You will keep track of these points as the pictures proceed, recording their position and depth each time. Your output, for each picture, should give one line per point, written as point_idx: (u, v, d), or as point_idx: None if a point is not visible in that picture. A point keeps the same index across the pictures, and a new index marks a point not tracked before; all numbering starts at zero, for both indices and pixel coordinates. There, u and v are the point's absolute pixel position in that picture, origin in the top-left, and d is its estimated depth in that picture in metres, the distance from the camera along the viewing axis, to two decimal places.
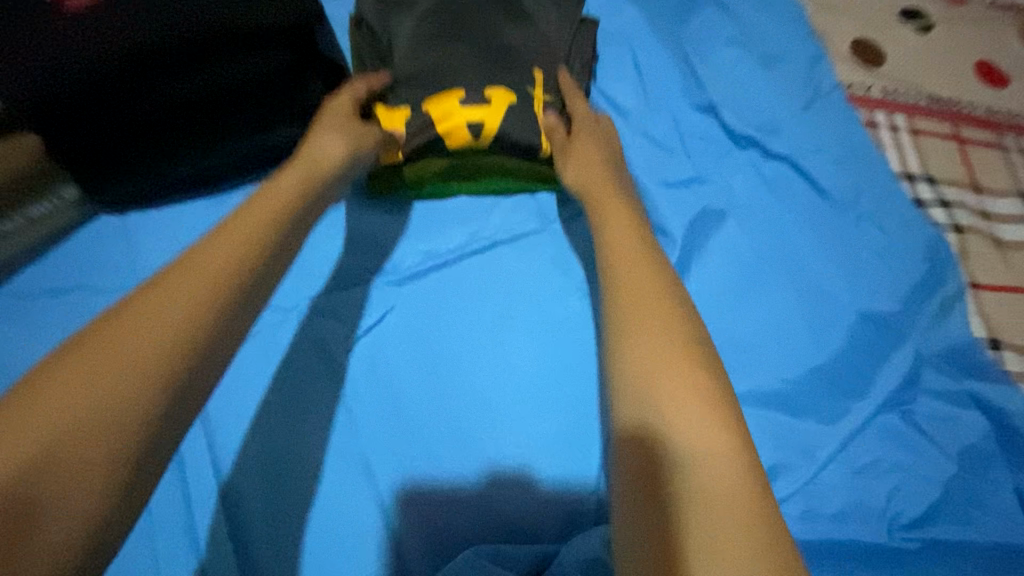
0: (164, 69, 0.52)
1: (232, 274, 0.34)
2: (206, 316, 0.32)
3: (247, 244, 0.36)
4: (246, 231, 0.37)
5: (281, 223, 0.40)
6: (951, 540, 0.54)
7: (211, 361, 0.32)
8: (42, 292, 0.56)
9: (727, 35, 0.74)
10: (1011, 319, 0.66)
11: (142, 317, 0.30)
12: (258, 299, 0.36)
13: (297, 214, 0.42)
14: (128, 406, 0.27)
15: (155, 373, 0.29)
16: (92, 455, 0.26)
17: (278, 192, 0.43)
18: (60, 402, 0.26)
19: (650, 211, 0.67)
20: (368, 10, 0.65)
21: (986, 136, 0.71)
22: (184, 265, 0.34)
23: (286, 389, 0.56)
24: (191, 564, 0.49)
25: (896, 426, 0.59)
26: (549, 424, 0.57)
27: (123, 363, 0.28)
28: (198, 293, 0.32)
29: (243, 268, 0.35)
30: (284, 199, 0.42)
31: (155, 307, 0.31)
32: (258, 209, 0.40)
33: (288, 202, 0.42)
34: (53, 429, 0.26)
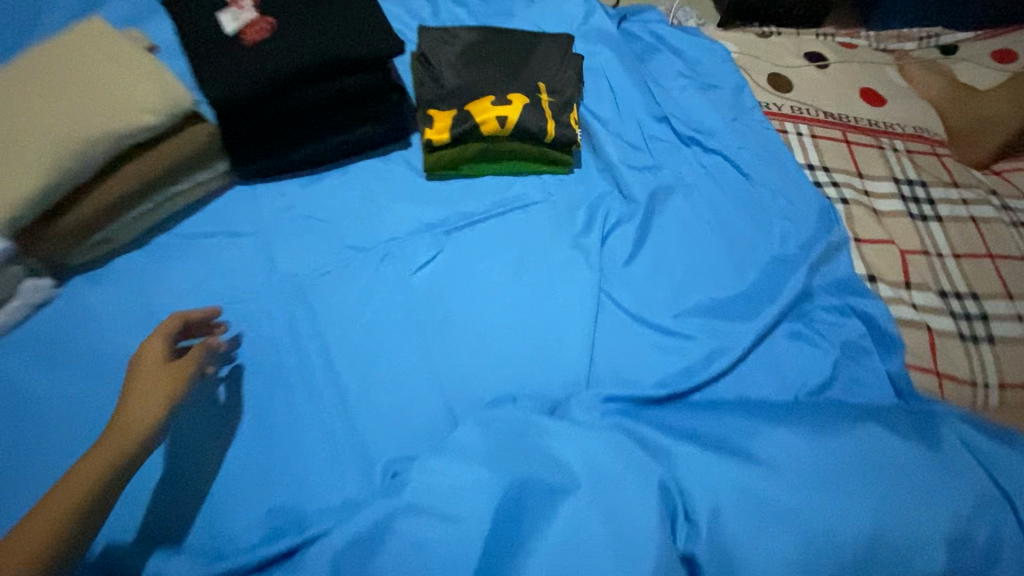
0: (304, 83, 0.81)
1: (119, 452, 0.54)
2: (92, 478, 0.52)
3: (127, 426, 0.56)
4: (133, 414, 0.57)
5: (157, 378, 0.60)
6: (843, 398, 0.76)
7: (92, 521, 0.51)
8: (201, 234, 0.83)
9: (677, 70, 1.06)
10: (887, 262, 0.93)
11: (71, 480, 0.52)
12: (135, 462, 0.56)
13: (157, 357, 0.62)
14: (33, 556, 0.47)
15: (62, 535, 0.49)
16: None
17: (154, 350, 0.63)
18: (14, 551, 0.47)
19: (624, 185, 0.93)
20: (426, 45, 0.94)
21: (865, 141, 1.04)
22: (86, 456, 0.53)
23: (362, 288, 0.82)
24: (306, 393, 0.74)
25: (797, 329, 0.84)
26: (553, 315, 0.83)
27: (38, 527, 0.48)
28: (92, 472, 0.52)
29: (124, 445, 0.55)
30: (157, 356, 0.62)
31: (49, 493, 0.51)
32: (135, 374, 0.60)
33: (162, 357, 0.62)
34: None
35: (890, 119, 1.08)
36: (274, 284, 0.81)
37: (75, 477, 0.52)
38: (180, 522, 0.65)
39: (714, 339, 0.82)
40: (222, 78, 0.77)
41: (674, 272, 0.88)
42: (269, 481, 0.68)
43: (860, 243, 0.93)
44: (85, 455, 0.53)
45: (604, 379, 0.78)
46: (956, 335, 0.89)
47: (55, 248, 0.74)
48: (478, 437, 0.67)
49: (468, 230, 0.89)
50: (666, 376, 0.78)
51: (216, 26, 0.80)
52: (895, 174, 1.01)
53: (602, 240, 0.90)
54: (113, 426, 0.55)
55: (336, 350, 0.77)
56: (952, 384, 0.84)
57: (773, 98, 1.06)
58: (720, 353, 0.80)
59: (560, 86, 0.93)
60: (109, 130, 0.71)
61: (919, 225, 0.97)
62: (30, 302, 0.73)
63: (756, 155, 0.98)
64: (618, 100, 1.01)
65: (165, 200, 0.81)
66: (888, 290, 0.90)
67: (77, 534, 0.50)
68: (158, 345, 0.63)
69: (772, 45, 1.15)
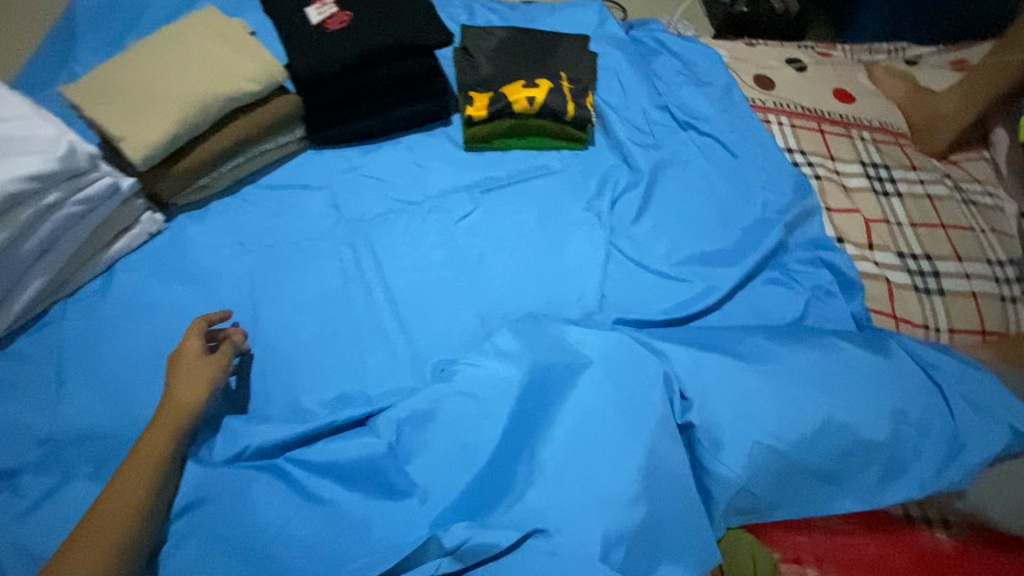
0: (372, 65, 0.99)
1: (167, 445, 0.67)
2: (148, 467, 0.65)
3: (170, 421, 0.69)
4: (176, 409, 0.70)
5: (193, 373, 0.73)
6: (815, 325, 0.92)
7: (156, 503, 0.65)
8: (279, 186, 1.00)
9: (675, 69, 1.25)
10: (854, 227, 1.10)
11: (132, 475, 0.65)
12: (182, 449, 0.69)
13: (192, 351, 0.75)
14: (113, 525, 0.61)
15: (132, 511, 0.63)
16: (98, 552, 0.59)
17: (189, 348, 0.76)
18: (97, 526, 0.61)
19: (631, 158, 1.10)
20: (468, 41, 1.13)
21: (836, 130, 1.22)
22: (138, 452, 0.66)
23: (412, 232, 0.98)
24: (368, 310, 0.89)
25: (776, 276, 1.00)
26: (573, 257, 0.98)
27: (112, 507, 0.62)
28: (147, 464, 0.66)
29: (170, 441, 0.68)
30: (193, 353, 0.75)
31: (117, 484, 0.64)
32: (176, 370, 0.74)
33: (197, 353, 0.76)
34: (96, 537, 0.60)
35: (858, 114, 1.26)
36: (340, 226, 0.97)
37: (145, 451, 0.67)
38: (269, 401, 0.80)
39: (707, 281, 0.97)
40: (307, 57, 0.95)
41: (673, 229, 1.04)
42: (339, 373, 0.83)
43: (830, 211, 1.10)
44: (149, 431, 0.68)
45: (612, 309, 0.93)
46: (912, 287, 1.04)
47: (169, 187, 0.90)
48: (515, 342, 0.80)
49: (500, 189, 1.05)
50: (666, 309, 0.94)
51: (304, 19, 0.99)
52: (861, 158, 1.18)
53: (613, 202, 1.06)
54: (166, 407, 0.70)
55: (392, 277, 0.93)
56: (907, 325, 1.00)
57: (758, 95, 1.25)
58: (712, 291, 0.95)
59: (578, 76, 1.12)
60: (221, 93, 0.89)
61: (881, 199, 1.14)
62: (149, 231, 0.90)
63: (743, 138, 1.15)
64: (626, 91, 1.19)
65: (254, 155, 0.98)
66: (853, 249, 1.06)
67: (159, 487, 0.66)
68: (194, 343, 0.76)
69: (758, 52, 1.34)
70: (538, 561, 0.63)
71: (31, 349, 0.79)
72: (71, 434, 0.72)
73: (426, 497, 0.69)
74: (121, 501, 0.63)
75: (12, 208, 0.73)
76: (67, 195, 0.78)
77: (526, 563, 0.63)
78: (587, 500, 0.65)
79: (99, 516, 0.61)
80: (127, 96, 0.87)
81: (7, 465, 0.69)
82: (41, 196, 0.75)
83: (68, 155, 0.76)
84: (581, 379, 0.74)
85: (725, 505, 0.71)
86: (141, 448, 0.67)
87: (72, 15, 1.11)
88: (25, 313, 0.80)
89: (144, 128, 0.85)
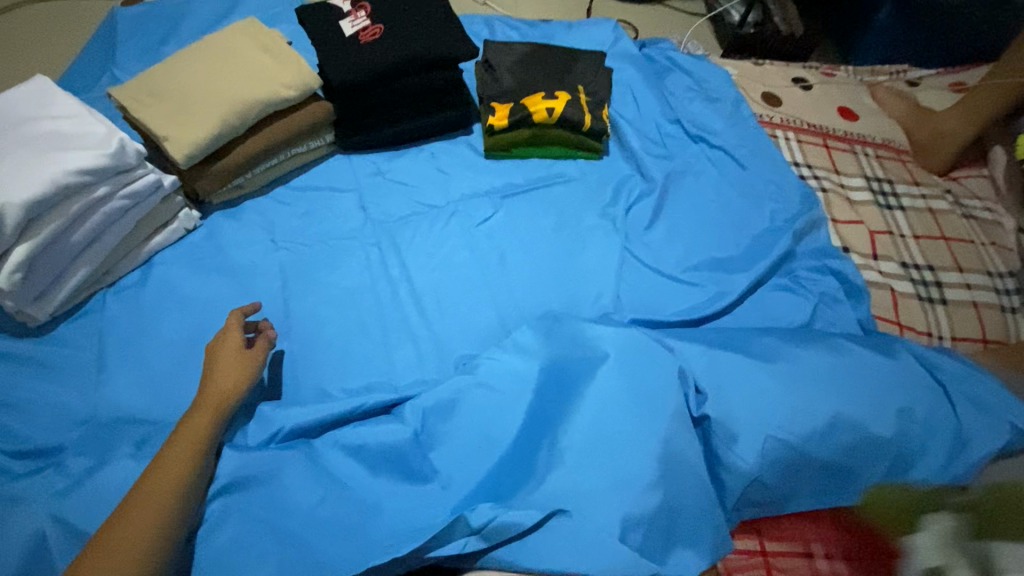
0: (401, 74, 1.04)
1: (209, 427, 0.70)
2: (191, 447, 0.67)
3: (214, 405, 0.72)
4: (218, 395, 0.73)
5: (236, 363, 0.76)
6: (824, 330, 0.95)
7: (197, 485, 0.66)
8: (309, 188, 1.04)
9: (687, 86, 1.30)
10: (859, 238, 1.14)
11: (174, 454, 0.66)
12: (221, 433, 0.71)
13: (235, 344, 0.78)
14: (157, 503, 0.62)
15: (175, 489, 0.63)
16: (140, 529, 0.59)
17: (231, 340, 0.79)
18: (139, 504, 0.61)
19: (644, 167, 1.15)
20: (490, 55, 1.19)
21: (841, 146, 1.27)
22: (182, 432, 0.68)
23: (436, 234, 1.02)
24: (394, 307, 0.93)
25: (785, 282, 1.03)
26: (590, 259, 1.02)
27: (157, 483, 0.63)
28: (191, 444, 0.67)
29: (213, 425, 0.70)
30: (234, 344, 0.78)
31: (160, 464, 0.65)
32: (219, 359, 0.76)
33: (237, 345, 0.78)
34: (141, 516, 0.60)
35: (862, 131, 1.31)
36: (366, 227, 1.01)
37: (186, 432, 0.69)
38: (299, 390, 0.83)
39: (719, 286, 1.01)
40: (340, 67, 1.00)
41: (685, 236, 1.08)
42: (366, 364, 0.86)
43: (836, 223, 1.14)
44: (191, 413, 0.71)
45: (627, 310, 0.96)
46: (915, 296, 1.08)
47: (207, 185, 0.94)
48: (535, 337, 0.83)
49: (519, 194, 1.10)
50: (679, 311, 0.97)
51: (337, 31, 1.05)
52: (865, 173, 1.23)
53: (627, 209, 1.10)
54: (208, 393, 0.72)
55: (416, 276, 0.97)
56: (912, 332, 1.03)
57: (765, 111, 1.30)
58: (724, 295, 0.99)
59: (595, 89, 1.17)
60: (260, 98, 0.94)
61: (885, 212, 1.18)
62: (185, 227, 0.94)
63: (752, 151, 1.20)
64: (640, 105, 1.25)
65: (286, 158, 1.02)
66: (858, 259, 1.10)
67: (198, 470, 0.67)
68: (234, 336, 0.79)
69: (766, 71, 1.39)
70: (559, 542, 0.66)
71: (73, 335, 0.82)
72: (112, 414, 0.75)
73: (449, 483, 0.72)
74: (165, 479, 0.64)
75: (64, 200, 0.78)
76: (114, 189, 0.82)
77: (548, 544, 0.66)
78: (607, 484, 0.68)
79: (145, 488, 0.63)
80: (172, 99, 0.92)
81: (51, 443, 0.72)
82: (90, 189, 0.80)
83: (117, 152, 0.80)
84: (600, 370, 0.77)
85: (738, 496, 0.74)
86: (184, 429, 0.69)
87: (114, 24, 1.17)
88: (68, 300, 0.84)
89: (187, 129, 0.90)
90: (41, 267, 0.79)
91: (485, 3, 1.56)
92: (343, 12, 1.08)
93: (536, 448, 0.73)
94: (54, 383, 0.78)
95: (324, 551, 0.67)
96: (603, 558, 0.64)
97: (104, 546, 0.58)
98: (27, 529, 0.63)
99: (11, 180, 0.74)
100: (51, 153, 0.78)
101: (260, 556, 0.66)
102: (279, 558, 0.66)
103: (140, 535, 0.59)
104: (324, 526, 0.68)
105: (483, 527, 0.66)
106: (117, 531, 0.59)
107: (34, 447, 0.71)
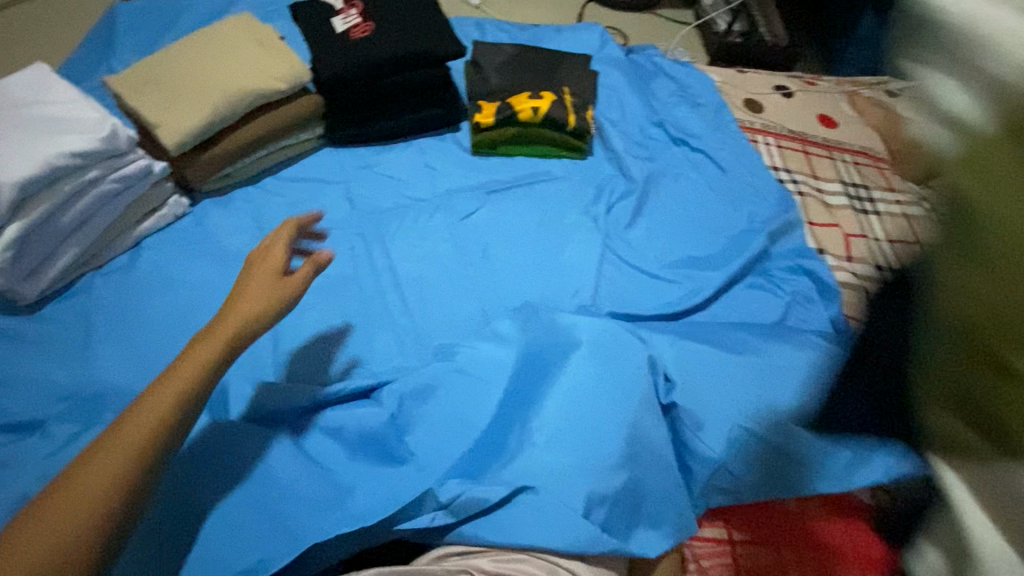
0: (390, 70, 1.07)
1: (202, 373, 0.65)
2: (175, 393, 0.62)
3: (217, 348, 0.67)
4: (225, 336, 0.68)
5: (259, 303, 0.72)
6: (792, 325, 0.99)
7: (174, 440, 0.61)
8: (298, 179, 1.07)
9: (671, 90, 1.34)
10: (834, 240, 1.17)
11: (160, 395, 0.62)
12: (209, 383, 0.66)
13: (275, 267, 0.75)
14: (127, 451, 0.57)
15: (146, 438, 0.58)
16: (104, 473, 0.55)
17: (272, 256, 0.74)
18: (115, 446, 0.57)
19: (627, 167, 1.18)
20: (479, 55, 1.22)
21: (819, 152, 1.30)
22: (175, 374, 0.64)
23: (421, 226, 1.05)
24: (377, 295, 0.95)
25: (759, 280, 1.06)
26: (571, 254, 1.04)
27: (135, 426, 0.59)
28: (179, 387, 0.63)
29: (207, 371, 0.65)
30: (273, 261, 0.74)
31: (145, 405, 0.61)
32: (254, 286, 0.73)
33: (275, 262, 0.75)
34: (111, 459, 0.57)
35: (841, 138, 1.34)
36: (353, 218, 1.04)
37: (180, 373, 0.64)
38: (281, 372, 0.85)
39: (696, 283, 1.04)
40: (332, 61, 1.04)
41: (665, 234, 1.11)
42: (346, 350, 0.88)
43: (812, 225, 1.18)
44: (197, 340, 0.67)
45: (604, 303, 0.99)
46: None
47: (198, 172, 0.97)
48: (513, 327, 0.86)
49: (504, 190, 1.12)
50: (655, 306, 1.00)
51: (328, 27, 1.08)
52: (843, 178, 1.26)
53: (609, 207, 1.13)
54: (229, 316, 0.69)
55: (400, 266, 0.99)
56: None
57: (747, 117, 1.34)
58: (700, 291, 1.02)
59: (580, 91, 1.20)
60: (251, 89, 0.97)
61: (860, 216, 1.21)
62: (174, 213, 0.96)
63: (732, 154, 1.23)
64: (625, 107, 1.28)
65: (276, 149, 1.05)
66: (832, 260, 1.13)
67: (177, 422, 0.62)
68: (280, 248, 0.78)
69: (749, 78, 1.43)
70: (525, 518, 0.67)
71: (61, 313, 0.85)
72: (95, 390, 0.77)
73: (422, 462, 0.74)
74: (136, 435, 0.58)
75: (56, 181, 0.80)
76: (105, 172, 0.84)
77: (516, 520, 0.68)
78: (576, 465, 0.70)
79: (125, 426, 0.59)
80: (165, 88, 0.95)
81: (35, 415, 0.74)
82: (82, 171, 0.82)
83: (110, 136, 0.82)
84: (574, 355, 0.79)
85: (705, 480, 0.76)
86: (178, 369, 0.65)
87: (113, 17, 1.20)
88: (57, 280, 0.86)
89: (179, 117, 0.92)
90: (31, 245, 0.81)
91: (478, 8, 1.60)
92: (336, 10, 1.12)
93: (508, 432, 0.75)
94: (40, 358, 0.80)
95: (297, 524, 0.67)
96: (569, 535, 0.66)
97: (67, 490, 0.54)
98: (10, 494, 0.65)
99: (5, 161, 0.77)
100: (45, 135, 0.81)
101: (235, 526, 0.67)
102: (252, 528, 0.67)
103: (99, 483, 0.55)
104: (298, 501, 0.69)
105: (452, 501, 0.69)
106: (88, 468, 0.56)
107: (18, 419, 0.73)
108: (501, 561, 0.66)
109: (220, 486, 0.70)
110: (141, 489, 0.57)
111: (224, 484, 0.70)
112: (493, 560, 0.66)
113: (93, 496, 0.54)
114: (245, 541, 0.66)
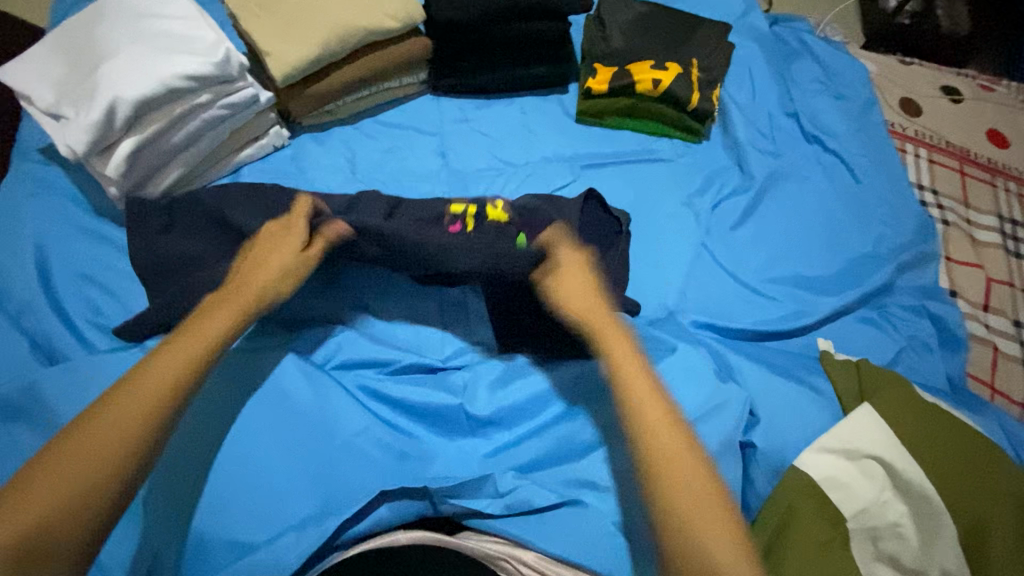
0: (508, 22, 1.02)
1: (167, 401, 0.56)
2: (145, 429, 0.54)
3: (184, 361, 0.59)
4: (186, 349, 0.60)
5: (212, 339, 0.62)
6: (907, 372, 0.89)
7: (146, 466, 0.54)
8: (389, 124, 1.02)
9: (814, 76, 1.17)
10: (972, 283, 1.01)
11: (123, 397, 0.55)
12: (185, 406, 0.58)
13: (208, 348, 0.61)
14: (103, 477, 0.50)
15: (118, 461, 0.51)
16: (92, 486, 0.50)
17: (196, 331, 0.62)
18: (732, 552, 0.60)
19: (746, 158, 1.05)
20: (605, 12, 1.12)
21: (981, 175, 1.11)
22: (126, 391, 0.55)
23: (514, 188, 0.97)
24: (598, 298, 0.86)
25: (871, 315, 0.94)
26: (669, 249, 0.95)
27: (97, 449, 0.51)
28: (134, 411, 0.54)
29: (178, 392, 0.57)
30: (204, 336, 0.62)
31: (119, 404, 0.54)
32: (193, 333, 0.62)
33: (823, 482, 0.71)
34: (96, 461, 0.51)
35: (1009, 162, 1.14)
36: (443, 174, 0.97)
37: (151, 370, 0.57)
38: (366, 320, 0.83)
39: (798, 303, 0.93)
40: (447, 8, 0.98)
41: (776, 241, 0.99)
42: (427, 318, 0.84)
43: (949, 261, 1.02)
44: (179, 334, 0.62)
45: (691, 309, 0.90)
46: (1020, 361, 0.96)
47: (299, 107, 0.95)
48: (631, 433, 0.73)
49: (607, 167, 1.02)
50: (753, 323, 0.90)
51: None
52: (1000, 211, 1.08)
53: (715, 204, 1.01)
54: (186, 336, 0.61)
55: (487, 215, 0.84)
56: (1005, 400, 0.92)
57: (899, 119, 1.16)
58: (802, 313, 0.92)
59: (710, 66, 1.08)
60: (364, 24, 0.93)
61: (1012, 260, 1.04)
62: (273, 144, 0.96)
63: (872, 164, 1.08)
64: (756, 89, 1.13)
65: (376, 92, 1.01)
66: (965, 307, 0.99)
67: (155, 438, 0.54)
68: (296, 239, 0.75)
69: (912, 73, 1.23)
70: (573, 528, 0.67)
71: None
72: None
73: (491, 437, 0.76)
74: (103, 440, 0.52)
75: (170, 101, 0.80)
76: (215, 97, 0.84)
77: (558, 526, 0.68)
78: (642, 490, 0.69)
79: (82, 433, 0.52)
80: (278, 11, 0.92)
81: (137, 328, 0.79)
82: (195, 94, 0.82)
83: (223, 62, 0.82)
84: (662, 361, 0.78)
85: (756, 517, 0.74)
86: (130, 382, 0.56)
87: None
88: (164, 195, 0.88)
89: (293, 47, 0.89)
90: (139, 164, 0.82)
91: None
92: None
93: (582, 442, 0.73)
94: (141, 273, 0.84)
95: (351, 479, 0.70)
96: (614, 558, 0.66)
97: (55, 464, 0.50)
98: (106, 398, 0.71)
99: (127, 75, 0.78)
100: (161, 52, 0.81)
101: (287, 464, 0.69)
102: (308, 474, 0.69)
103: (123, 431, 0.53)
104: (364, 461, 0.71)
105: (509, 494, 0.69)
106: (54, 466, 0.50)
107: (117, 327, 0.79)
108: (544, 562, 0.66)
109: (286, 425, 0.72)
110: (117, 505, 0.51)
111: (288, 429, 0.71)
112: (537, 558, 0.66)
113: (87, 505, 0.49)
114: (298, 481, 0.69)
